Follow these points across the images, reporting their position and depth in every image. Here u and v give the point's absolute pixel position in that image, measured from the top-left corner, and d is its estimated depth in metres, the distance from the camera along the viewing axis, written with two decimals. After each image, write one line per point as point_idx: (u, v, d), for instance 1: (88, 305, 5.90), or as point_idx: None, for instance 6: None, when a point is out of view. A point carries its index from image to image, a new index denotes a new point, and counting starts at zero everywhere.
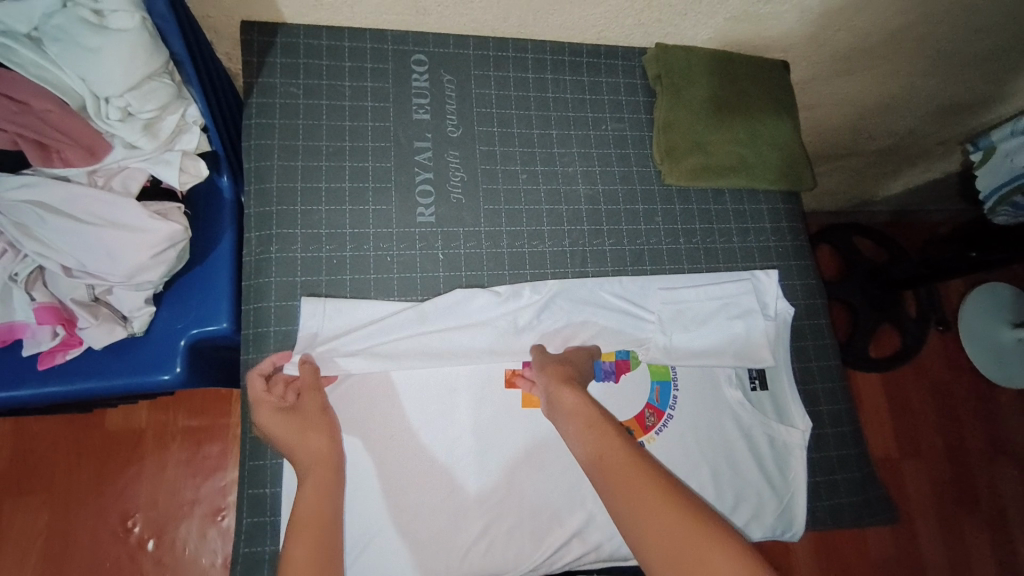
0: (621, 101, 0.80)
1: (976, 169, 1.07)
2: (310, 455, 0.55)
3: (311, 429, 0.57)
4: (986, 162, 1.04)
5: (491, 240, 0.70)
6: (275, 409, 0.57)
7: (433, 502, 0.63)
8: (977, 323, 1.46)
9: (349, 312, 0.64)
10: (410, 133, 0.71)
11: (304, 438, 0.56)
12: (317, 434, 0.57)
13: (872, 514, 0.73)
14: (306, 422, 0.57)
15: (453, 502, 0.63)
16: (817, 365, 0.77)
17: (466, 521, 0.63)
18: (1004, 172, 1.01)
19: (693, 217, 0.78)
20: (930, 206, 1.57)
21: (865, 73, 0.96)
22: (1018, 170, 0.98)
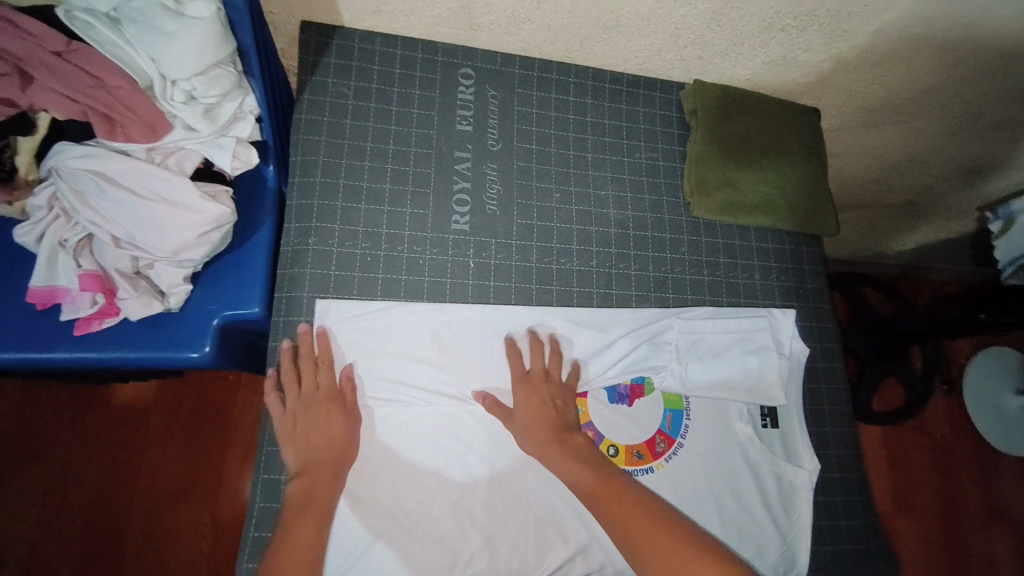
0: (656, 132, 0.82)
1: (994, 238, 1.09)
2: (329, 457, 0.60)
3: (334, 427, 0.61)
4: (1005, 232, 1.06)
5: (521, 253, 0.72)
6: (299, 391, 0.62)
7: (436, 505, 0.63)
8: (981, 385, 1.45)
9: (364, 313, 0.65)
10: (452, 143, 0.73)
11: (318, 418, 0.61)
12: (340, 434, 0.61)
13: (874, 564, 0.72)
14: (337, 420, 0.61)
15: (456, 509, 0.63)
16: (829, 409, 0.77)
17: (469, 531, 0.63)
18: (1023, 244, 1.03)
19: (717, 250, 0.80)
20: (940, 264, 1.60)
21: (892, 128, 0.99)
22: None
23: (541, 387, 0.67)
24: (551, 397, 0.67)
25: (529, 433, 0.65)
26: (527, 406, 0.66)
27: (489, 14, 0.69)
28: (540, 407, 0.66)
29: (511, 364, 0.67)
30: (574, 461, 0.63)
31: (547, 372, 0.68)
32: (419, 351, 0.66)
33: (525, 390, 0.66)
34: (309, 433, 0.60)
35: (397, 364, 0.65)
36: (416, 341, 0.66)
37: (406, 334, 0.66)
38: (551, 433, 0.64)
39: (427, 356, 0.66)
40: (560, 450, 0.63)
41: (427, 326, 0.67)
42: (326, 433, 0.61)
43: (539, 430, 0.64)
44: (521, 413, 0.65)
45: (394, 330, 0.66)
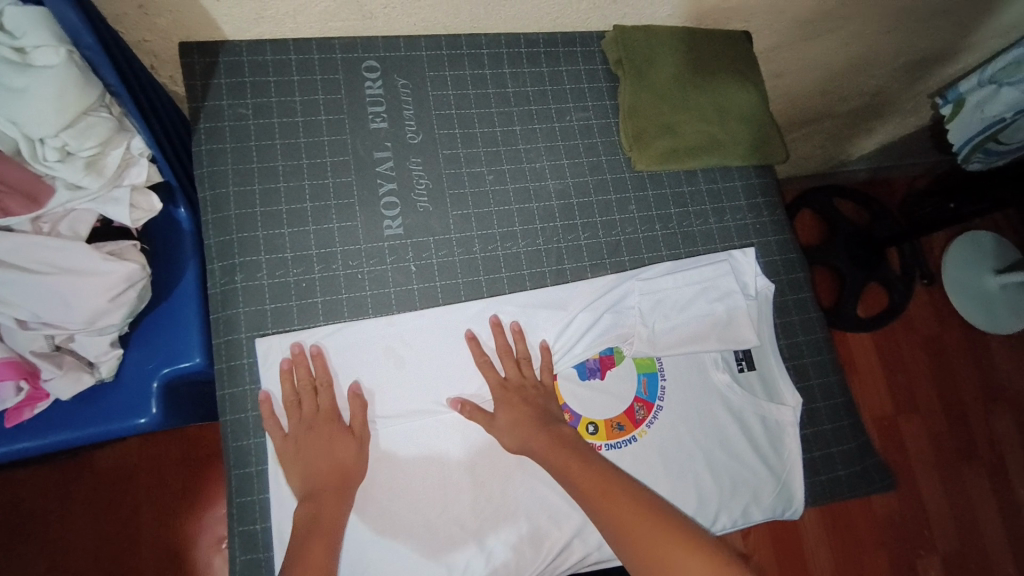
0: (583, 90, 0.78)
1: (948, 121, 1.24)
2: (337, 476, 0.59)
3: (341, 451, 0.60)
4: (956, 114, 1.22)
5: (463, 245, 0.68)
6: (320, 424, 0.60)
7: (427, 520, 0.61)
8: (965, 277, 1.71)
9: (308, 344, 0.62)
10: (369, 144, 0.69)
11: (328, 446, 0.59)
12: (349, 456, 0.60)
13: (871, 484, 0.72)
14: (345, 444, 0.60)
15: (447, 518, 0.61)
16: (805, 341, 0.75)
17: (462, 537, 0.61)
18: (976, 124, 1.19)
19: (667, 201, 0.76)
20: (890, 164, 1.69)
21: (829, 36, 0.95)
22: (989, 119, 1.16)
23: (522, 390, 0.65)
24: (527, 396, 0.65)
25: (512, 429, 0.63)
26: (504, 412, 0.63)
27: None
28: (520, 407, 0.64)
29: (483, 372, 0.64)
30: (558, 450, 0.61)
31: (521, 370, 0.66)
32: (376, 370, 0.63)
33: (504, 394, 0.64)
34: (317, 455, 0.59)
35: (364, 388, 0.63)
36: (368, 361, 0.63)
37: (360, 354, 0.63)
38: (532, 427, 0.62)
39: (387, 374, 0.63)
40: (544, 438, 0.62)
41: (378, 343, 0.63)
42: (334, 455, 0.59)
43: (521, 430, 0.62)
44: (501, 418, 0.63)
45: (345, 356, 0.63)
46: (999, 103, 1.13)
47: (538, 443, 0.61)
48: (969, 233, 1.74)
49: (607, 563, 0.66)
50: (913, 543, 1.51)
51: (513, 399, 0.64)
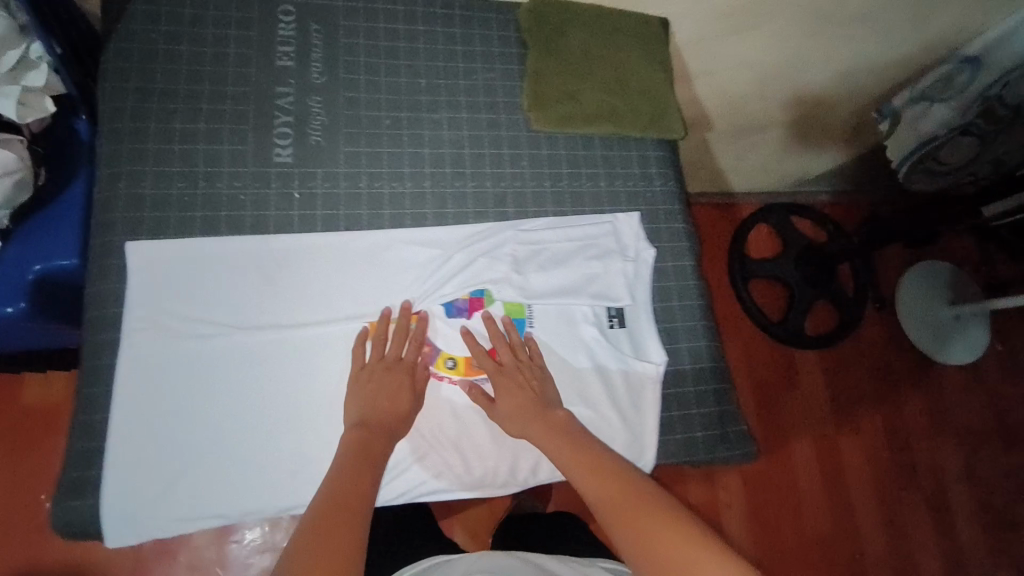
0: (493, 53, 0.80)
1: (886, 135, 1.22)
2: (392, 419, 0.62)
3: (401, 401, 0.63)
4: (894, 129, 1.20)
5: (350, 179, 0.71)
6: (395, 375, 0.64)
7: (263, 429, 0.62)
8: (918, 304, 1.70)
9: (179, 251, 0.64)
10: (271, 80, 0.72)
11: (394, 397, 0.63)
12: (407, 406, 0.63)
13: (730, 449, 0.73)
14: (404, 396, 0.63)
15: (283, 428, 0.63)
16: (680, 305, 0.76)
17: (294, 449, 0.62)
18: (911, 142, 1.17)
19: (560, 162, 0.78)
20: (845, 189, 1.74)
21: (753, 34, 0.99)
22: (923, 137, 1.14)
23: (517, 373, 0.66)
24: (524, 378, 0.65)
25: (512, 418, 0.64)
26: (503, 390, 0.64)
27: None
28: (515, 390, 0.64)
29: (475, 354, 0.66)
30: (554, 434, 0.61)
31: (512, 345, 0.67)
32: (245, 283, 0.65)
33: (499, 377, 0.65)
34: (380, 398, 0.62)
35: (230, 301, 0.65)
36: (237, 273, 0.65)
37: (231, 267, 0.65)
38: (529, 409, 0.63)
39: (256, 288, 0.65)
40: (540, 423, 0.62)
41: (249, 259, 0.66)
42: (396, 401, 0.63)
43: (518, 411, 0.64)
44: (500, 401, 0.64)
45: (215, 267, 0.65)
46: (932, 120, 1.12)
47: (534, 428, 0.62)
48: (930, 262, 1.73)
49: (447, 495, 0.66)
50: (840, 563, 1.49)
51: (510, 381, 0.65)
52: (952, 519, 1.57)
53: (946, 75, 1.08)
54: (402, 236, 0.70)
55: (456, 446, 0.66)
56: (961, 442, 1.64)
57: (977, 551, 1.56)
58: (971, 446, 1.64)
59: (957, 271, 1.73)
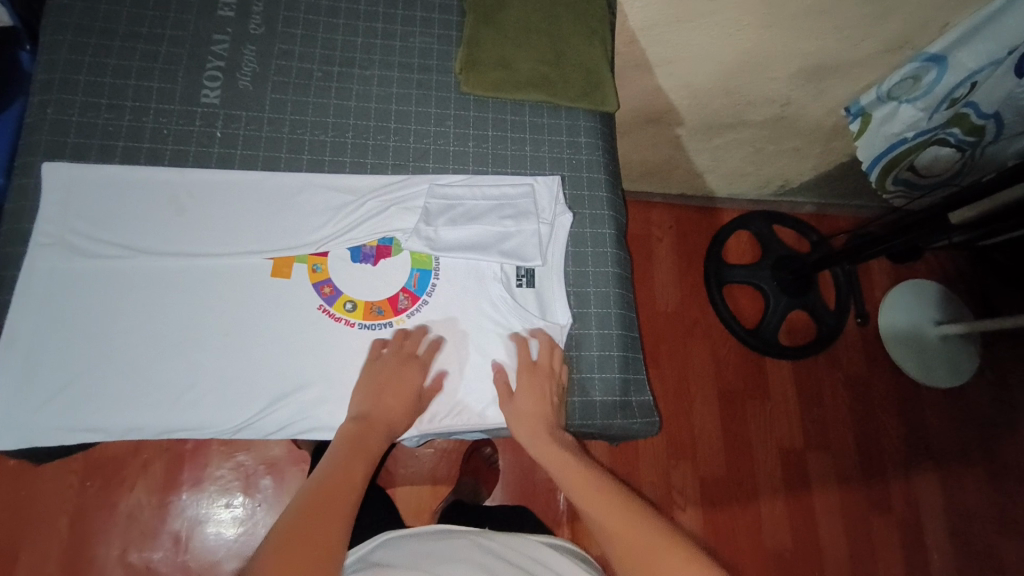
0: (433, 18, 0.82)
1: (856, 138, 1.19)
2: (390, 419, 0.64)
3: (405, 401, 0.66)
4: (863, 131, 1.17)
5: (273, 124, 0.73)
6: (405, 372, 0.66)
7: (148, 352, 0.63)
8: (903, 319, 1.60)
9: (91, 175, 0.67)
10: (210, 27, 0.75)
11: (394, 392, 0.65)
12: (405, 403, 0.66)
13: (628, 418, 0.72)
14: (409, 392, 0.66)
15: (169, 351, 0.64)
16: (593, 271, 0.76)
17: (174, 376, 0.63)
18: (880, 144, 1.17)
19: (486, 124, 0.79)
20: (834, 200, 1.70)
21: (708, 23, 0.97)
22: (892, 138, 1.14)
23: (539, 384, 0.67)
24: (545, 390, 0.67)
25: (519, 418, 0.66)
26: (527, 396, 0.67)
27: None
28: (539, 397, 0.67)
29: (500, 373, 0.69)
30: (558, 451, 0.65)
31: (536, 363, 0.69)
32: (152, 211, 0.67)
33: (528, 378, 0.67)
34: (385, 393, 0.65)
35: (137, 227, 0.67)
36: (146, 201, 0.67)
37: (141, 196, 0.67)
38: (540, 422, 0.66)
39: (164, 217, 0.67)
40: (546, 436, 0.65)
41: (164, 189, 0.68)
42: (401, 398, 0.65)
43: (529, 420, 0.66)
44: (519, 397, 0.67)
45: (127, 193, 0.67)
46: (900, 121, 1.12)
47: (541, 441, 0.65)
48: (913, 281, 1.64)
49: (320, 434, 0.66)
50: None
51: (534, 390, 0.67)
52: (922, 548, 1.50)
53: (912, 76, 1.05)
54: (320, 183, 0.72)
55: (340, 386, 0.66)
56: (938, 470, 1.55)
57: None
58: (950, 475, 1.54)
59: (947, 291, 1.63)
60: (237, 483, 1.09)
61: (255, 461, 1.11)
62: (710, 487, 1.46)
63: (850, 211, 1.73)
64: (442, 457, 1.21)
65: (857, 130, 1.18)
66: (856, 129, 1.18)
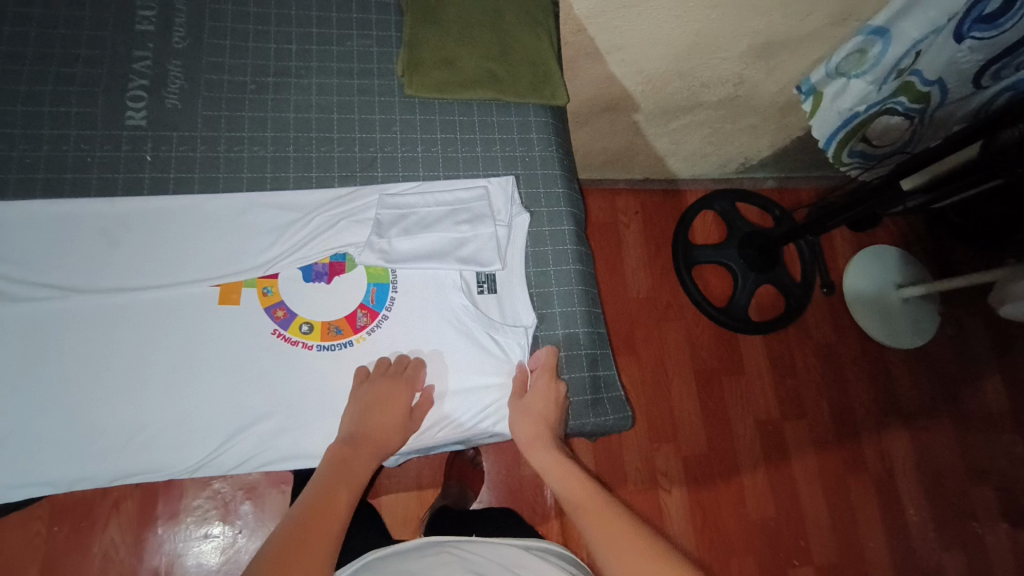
0: (370, 19, 0.78)
1: (810, 116, 1.20)
2: (379, 439, 0.62)
3: (397, 417, 0.64)
4: (817, 109, 1.18)
5: (207, 143, 0.69)
6: (395, 395, 0.64)
7: (93, 395, 0.61)
8: (866, 286, 1.64)
9: (10, 212, 0.63)
10: (129, 43, 0.70)
11: (383, 411, 0.63)
12: (395, 424, 0.64)
13: (601, 415, 0.72)
14: (397, 412, 0.64)
15: (114, 393, 0.61)
16: (554, 270, 0.74)
17: (122, 418, 0.61)
18: (834, 120, 1.15)
19: (433, 127, 0.77)
20: (794, 173, 1.72)
21: (653, 6, 0.96)
22: (844, 114, 1.13)
23: (549, 397, 0.67)
24: (549, 398, 0.67)
25: (526, 430, 0.65)
26: (535, 402, 0.66)
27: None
28: (546, 404, 0.66)
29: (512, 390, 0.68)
30: (553, 460, 0.62)
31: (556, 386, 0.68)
32: (82, 246, 0.64)
33: (541, 388, 0.67)
34: (375, 410, 0.63)
35: (69, 264, 0.63)
36: (75, 236, 0.64)
37: (68, 231, 0.64)
38: (539, 431, 0.64)
39: (96, 252, 0.64)
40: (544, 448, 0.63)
41: (93, 221, 0.64)
42: (392, 418, 0.63)
43: (532, 421, 0.65)
44: (531, 398, 0.67)
45: (53, 229, 0.63)
46: (851, 96, 1.10)
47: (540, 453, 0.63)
48: (873, 247, 1.67)
49: (283, 464, 0.64)
50: (787, 552, 1.46)
51: (545, 394, 0.67)
52: (899, 504, 1.54)
53: (857, 50, 1.04)
54: (265, 202, 0.69)
55: (302, 413, 0.64)
56: (910, 428, 1.60)
57: (926, 540, 1.52)
58: (921, 431, 1.59)
59: (908, 254, 1.67)
60: (215, 511, 1.05)
61: (232, 488, 1.07)
62: (694, 466, 1.48)
63: (811, 183, 1.75)
64: (426, 464, 1.19)
65: (811, 107, 1.19)
66: (810, 107, 1.19)
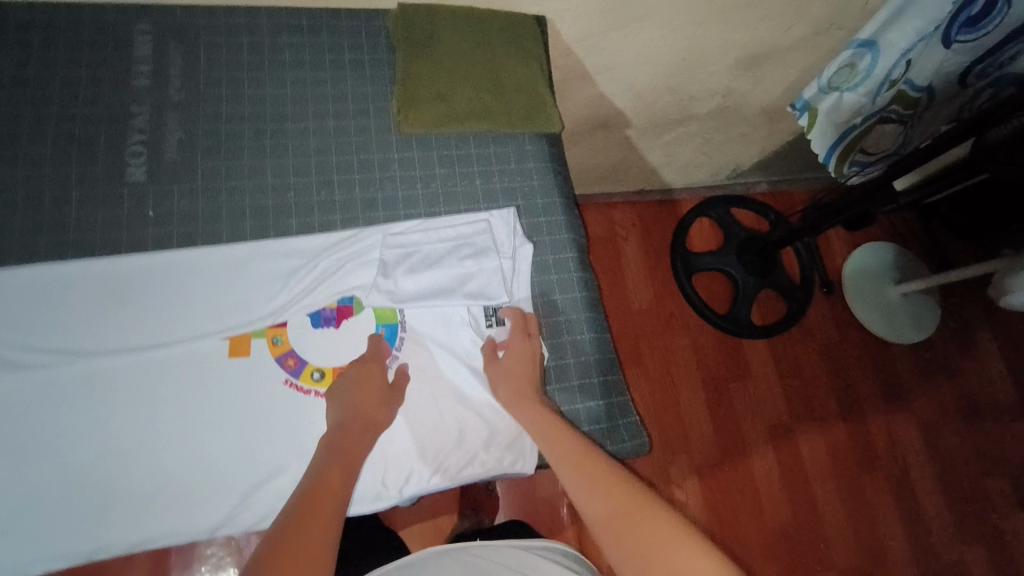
0: (363, 60, 0.78)
1: (808, 133, 1.18)
2: (366, 415, 0.63)
3: (376, 394, 0.65)
4: (813, 126, 1.16)
5: (208, 194, 0.69)
6: (362, 371, 0.66)
7: (108, 461, 0.61)
8: (864, 284, 1.64)
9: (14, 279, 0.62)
10: (126, 99, 0.70)
11: (363, 390, 0.64)
12: (377, 403, 0.64)
13: (617, 442, 0.72)
14: (377, 393, 0.65)
15: (128, 458, 0.61)
16: (561, 299, 0.75)
17: (136, 483, 0.61)
18: (831, 134, 1.16)
19: (431, 162, 0.77)
20: (787, 175, 1.73)
21: (640, 26, 0.97)
22: (842, 127, 1.13)
23: (525, 349, 0.68)
24: (527, 352, 0.68)
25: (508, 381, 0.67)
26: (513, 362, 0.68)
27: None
28: (525, 358, 0.68)
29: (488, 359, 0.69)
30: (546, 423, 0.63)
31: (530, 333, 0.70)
32: (88, 308, 0.63)
33: (519, 343, 0.69)
34: (351, 391, 0.64)
35: (78, 327, 0.63)
36: (81, 300, 0.63)
37: (73, 295, 0.63)
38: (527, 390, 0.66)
39: (104, 314, 0.64)
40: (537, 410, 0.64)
41: (96, 283, 0.64)
42: (370, 395, 0.64)
43: (517, 381, 0.66)
44: (506, 359, 0.68)
45: (57, 293, 0.63)
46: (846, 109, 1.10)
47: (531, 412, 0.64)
48: (869, 244, 1.67)
49: None
50: (807, 558, 1.45)
51: (522, 349, 0.68)
52: (916, 501, 1.54)
53: (848, 64, 1.03)
54: (269, 249, 0.69)
55: None
56: (919, 422, 1.60)
57: (944, 534, 1.52)
58: (930, 425, 1.60)
59: (904, 249, 1.68)
60: None
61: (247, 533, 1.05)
62: (708, 476, 1.48)
63: (803, 184, 1.77)
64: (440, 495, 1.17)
65: (806, 123, 1.17)
66: (806, 124, 1.17)
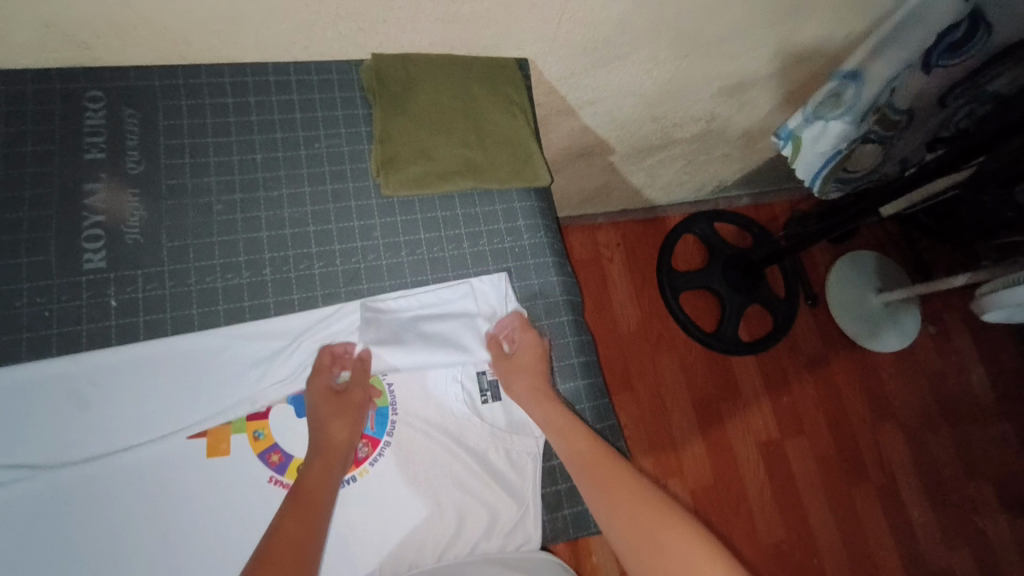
0: (337, 117, 0.73)
1: (792, 160, 1.11)
2: (331, 447, 0.63)
3: (345, 423, 0.64)
4: (796, 152, 1.09)
5: (175, 277, 0.64)
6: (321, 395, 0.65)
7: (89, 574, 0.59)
8: (846, 294, 1.64)
9: None
10: (79, 175, 0.64)
11: (328, 423, 0.64)
12: (341, 434, 0.64)
13: None
14: (347, 417, 0.65)
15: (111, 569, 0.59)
16: (558, 366, 0.73)
17: None
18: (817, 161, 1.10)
19: (416, 227, 0.73)
20: (769, 188, 1.73)
21: (625, 62, 0.93)
22: (828, 153, 1.07)
23: (528, 357, 0.69)
24: (532, 359, 0.69)
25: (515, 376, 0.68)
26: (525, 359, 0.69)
27: (82, 28, 0.60)
28: (532, 364, 0.69)
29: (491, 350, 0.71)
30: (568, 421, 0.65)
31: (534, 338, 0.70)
32: (55, 412, 0.60)
33: (527, 346, 0.69)
34: (317, 414, 0.64)
35: (45, 433, 0.60)
36: (46, 403, 0.59)
37: (35, 399, 0.59)
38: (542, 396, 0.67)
39: (73, 417, 0.60)
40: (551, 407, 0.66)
41: (57, 385, 0.60)
42: (333, 423, 0.64)
43: (528, 376, 0.68)
44: (516, 355, 0.69)
45: (14, 396, 0.59)
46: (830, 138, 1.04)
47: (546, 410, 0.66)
48: (853, 254, 1.67)
49: None
50: None
51: (531, 353, 0.69)
52: (904, 510, 1.56)
53: (833, 94, 0.97)
54: (245, 335, 0.65)
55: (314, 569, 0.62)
56: (905, 430, 1.62)
57: (931, 540, 1.55)
58: (915, 433, 1.62)
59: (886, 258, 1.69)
60: None
61: None
62: (700, 499, 1.47)
63: (786, 196, 1.76)
64: None
65: (789, 150, 1.10)
66: (789, 151, 1.10)
